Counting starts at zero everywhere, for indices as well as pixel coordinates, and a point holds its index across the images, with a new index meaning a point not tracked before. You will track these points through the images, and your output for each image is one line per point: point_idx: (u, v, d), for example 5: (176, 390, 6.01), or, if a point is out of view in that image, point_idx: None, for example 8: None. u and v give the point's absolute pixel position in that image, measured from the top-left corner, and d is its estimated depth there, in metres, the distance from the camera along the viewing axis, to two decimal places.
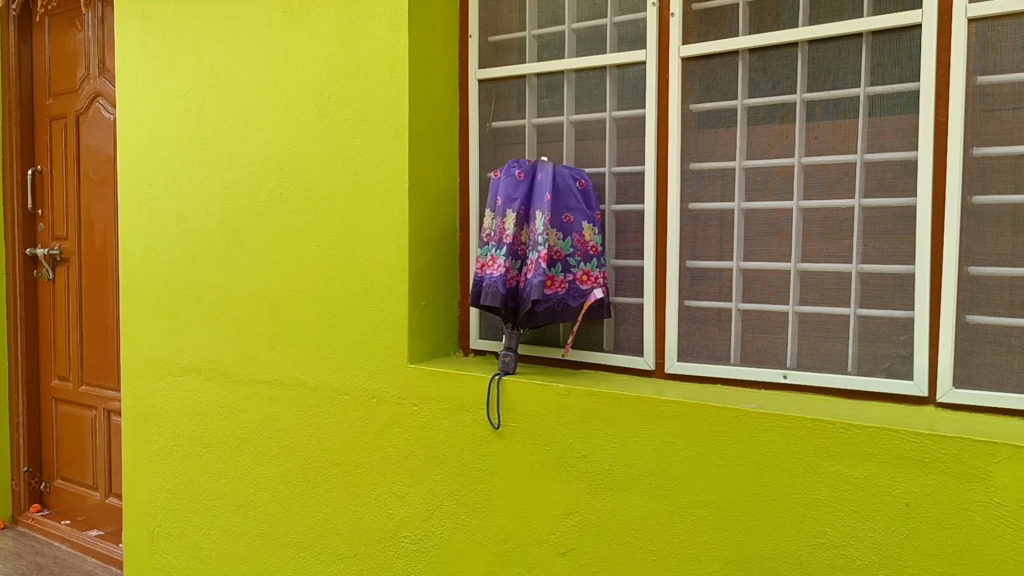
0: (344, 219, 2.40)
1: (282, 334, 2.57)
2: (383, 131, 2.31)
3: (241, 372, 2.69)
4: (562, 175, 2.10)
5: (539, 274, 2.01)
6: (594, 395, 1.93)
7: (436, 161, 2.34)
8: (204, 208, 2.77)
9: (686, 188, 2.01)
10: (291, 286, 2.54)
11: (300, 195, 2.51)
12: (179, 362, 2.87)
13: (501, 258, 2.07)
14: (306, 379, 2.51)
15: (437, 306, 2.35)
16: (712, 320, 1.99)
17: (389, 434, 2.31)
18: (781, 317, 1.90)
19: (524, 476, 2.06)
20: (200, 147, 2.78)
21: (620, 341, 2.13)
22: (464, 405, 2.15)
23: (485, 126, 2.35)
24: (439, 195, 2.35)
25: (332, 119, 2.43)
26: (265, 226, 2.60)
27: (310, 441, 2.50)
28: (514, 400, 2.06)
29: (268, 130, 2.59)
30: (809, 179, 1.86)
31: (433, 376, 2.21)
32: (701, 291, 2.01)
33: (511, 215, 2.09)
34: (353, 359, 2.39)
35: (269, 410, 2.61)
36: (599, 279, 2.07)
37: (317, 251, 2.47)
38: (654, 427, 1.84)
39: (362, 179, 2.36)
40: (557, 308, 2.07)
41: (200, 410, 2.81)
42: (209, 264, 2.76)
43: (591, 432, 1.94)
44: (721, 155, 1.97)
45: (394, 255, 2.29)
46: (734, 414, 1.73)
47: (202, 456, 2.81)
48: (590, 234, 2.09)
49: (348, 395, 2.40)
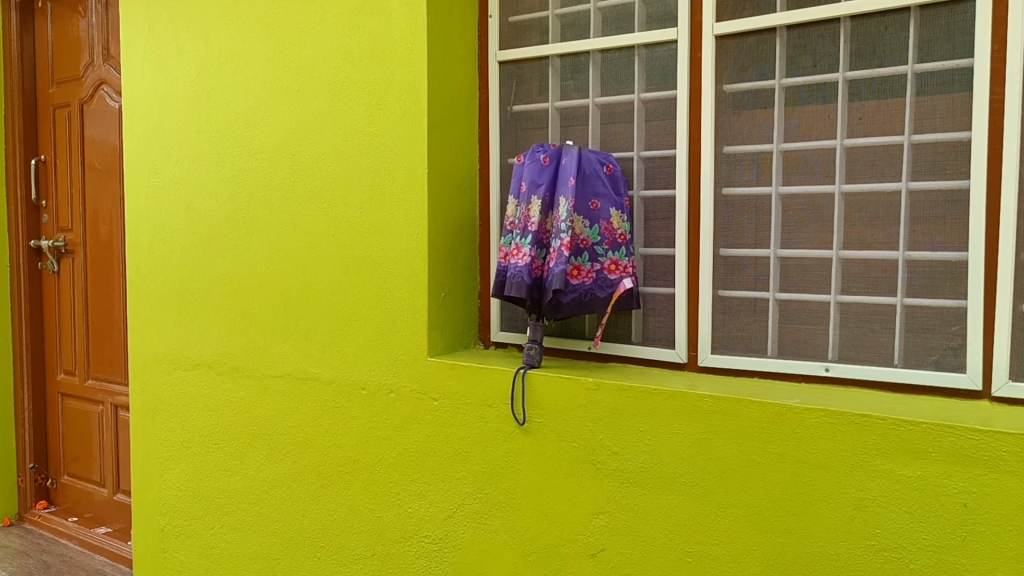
0: (359, 207, 2.31)
1: (295, 328, 2.48)
2: (400, 115, 2.22)
3: (253, 366, 2.61)
4: (588, 159, 2.01)
5: (561, 262, 1.93)
6: (625, 389, 1.85)
7: (455, 147, 2.25)
8: (213, 197, 2.69)
9: (720, 173, 1.93)
10: (304, 278, 2.45)
11: (314, 183, 2.42)
12: (189, 356, 2.79)
13: (526, 247, 1.98)
14: (321, 373, 2.42)
15: (457, 298, 2.26)
16: (748, 311, 1.90)
17: (408, 431, 2.23)
18: (822, 307, 1.81)
19: (550, 474, 1.97)
20: (209, 135, 2.69)
21: (650, 332, 2.04)
22: (487, 401, 2.07)
23: (506, 110, 2.26)
24: (459, 182, 2.26)
25: (346, 104, 2.34)
26: (277, 215, 2.51)
27: (326, 437, 2.42)
28: (540, 396, 1.98)
29: (279, 116, 2.50)
30: (851, 161, 1.77)
31: (454, 369, 2.12)
32: (735, 281, 1.92)
33: (537, 202, 2.00)
34: (369, 353, 2.31)
35: (283, 405, 2.53)
36: (628, 269, 1.98)
37: (331, 241, 2.38)
38: (689, 423, 1.76)
39: (378, 166, 2.27)
40: (585, 298, 1.99)
41: (211, 406, 2.73)
42: (219, 256, 2.68)
43: (622, 429, 1.86)
44: (757, 138, 1.88)
45: (413, 244, 2.20)
46: (776, 409, 1.64)
47: (213, 454, 2.73)
48: (619, 221, 2.00)
49: (365, 390, 2.32)
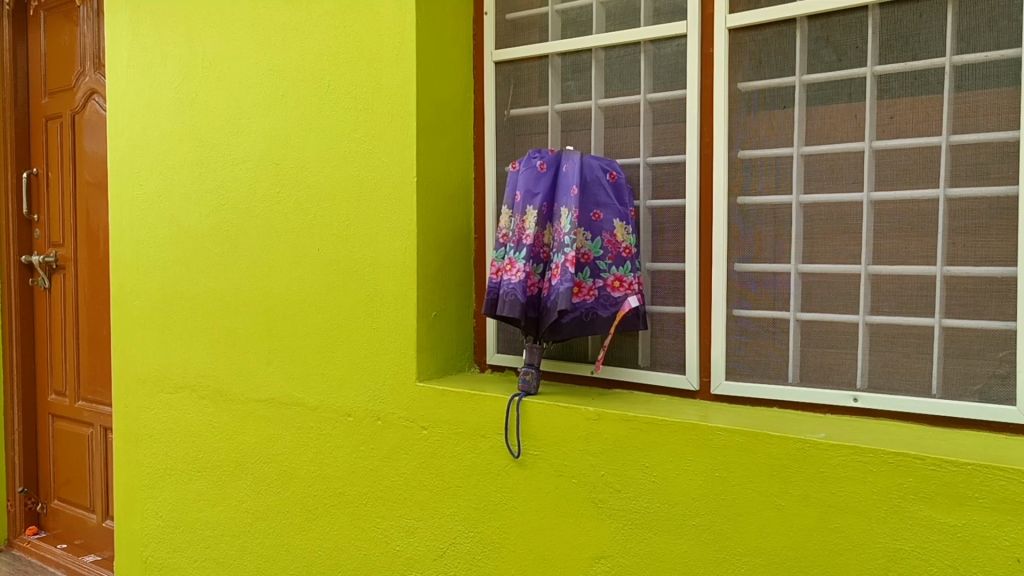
0: (346, 220, 2.15)
1: (280, 349, 2.32)
2: (388, 120, 2.06)
3: (236, 390, 2.44)
4: (590, 166, 1.83)
5: (565, 280, 1.74)
6: (629, 420, 1.66)
7: (448, 154, 2.09)
8: (197, 209, 2.54)
9: (734, 180, 1.74)
10: (289, 296, 2.29)
11: (299, 194, 2.26)
12: (172, 378, 2.63)
13: (521, 262, 1.80)
14: (305, 398, 2.26)
15: (449, 318, 2.09)
16: (766, 333, 1.71)
17: (396, 462, 2.05)
18: (849, 329, 1.62)
19: (548, 513, 1.79)
20: (193, 143, 2.54)
21: (658, 356, 1.85)
22: (480, 431, 1.89)
23: (502, 114, 2.09)
24: (452, 192, 2.09)
25: (332, 109, 2.18)
26: (261, 229, 2.35)
27: (310, 467, 2.25)
28: (536, 426, 1.80)
29: (264, 123, 2.34)
30: (881, 165, 1.58)
31: (444, 396, 1.94)
32: (752, 300, 1.73)
33: (532, 212, 1.82)
34: (356, 377, 2.14)
35: (267, 432, 2.36)
36: (634, 286, 1.80)
37: (317, 256, 2.22)
38: (700, 459, 1.57)
39: (365, 175, 2.11)
40: (586, 318, 1.80)
41: (194, 431, 2.57)
42: (203, 272, 2.52)
43: (626, 464, 1.67)
44: (775, 140, 1.69)
45: (401, 260, 2.03)
46: (798, 445, 1.45)
47: (196, 482, 2.57)
48: (623, 233, 1.82)
49: (351, 417, 2.15)
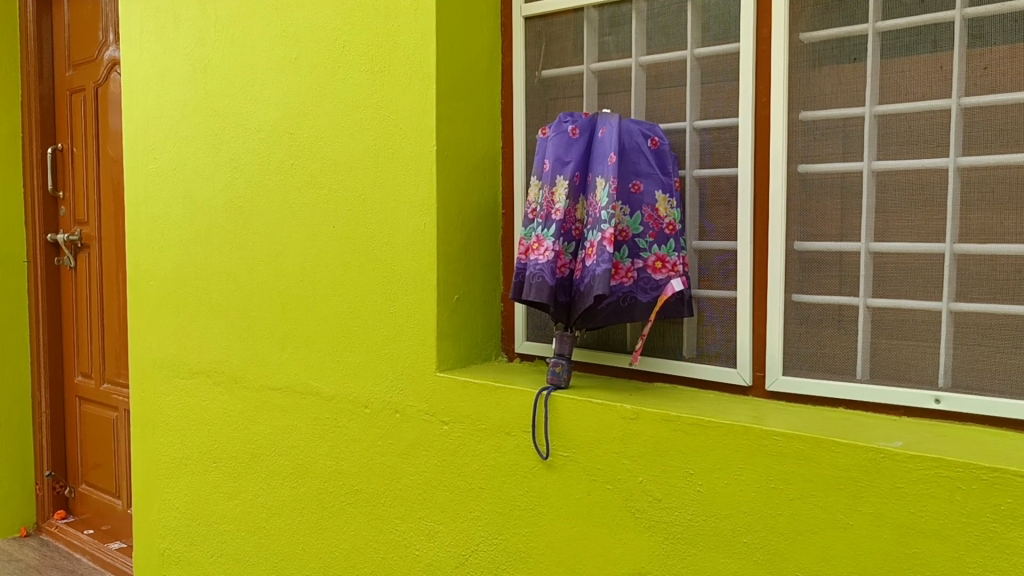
0: (362, 194, 1.96)
1: (295, 335, 2.15)
2: (406, 83, 1.87)
3: (251, 377, 2.29)
4: (629, 131, 1.62)
5: (603, 261, 1.53)
6: (670, 421, 1.46)
7: (472, 121, 1.88)
8: (210, 184, 2.38)
9: (794, 145, 1.51)
10: (304, 277, 2.12)
11: (314, 167, 2.08)
12: (187, 363, 2.48)
13: (549, 240, 1.59)
14: (321, 387, 2.09)
15: (474, 302, 1.90)
16: (830, 321, 1.49)
17: (416, 460, 1.87)
18: (929, 317, 1.40)
19: (579, 522, 1.59)
20: (206, 114, 2.38)
21: (705, 347, 1.63)
22: (505, 428, 1.70)
23: (533, 75, 1.88)
24: (476, 163, 1.89)
25: (348, 73, 1.99)
26: (275, 204, 2.18)
27: (326, 461, 2.09)
28: (567, 424, 1.60)
29: (277, 89, 2.16)
30: (971, 125, 1.34)
31: (467, 388, 1.76)
32: (813, 282, 1.51)
33: (563, 183, 1.61)
34: (373, 366, 1.96)
35: (282, 422, 2.20)
36: (678, 267, 1.59)
37: (332, 234, 2.04)
38: (753, 467, 1.37)
39: (382, 144, 1.92)
40: (622, 305, 1.61)
41: (210, 420, 2.42)
42: (216, 251, 2.37)
43: (666, 470, 1.47)
44: (843, 98, 1.46)
45: (421, 238, 1.85)
46: (870, 456, 1.24)
47: (212, 474, 2.43)
48: (666, 207, 1.61)
49: (368, 409, 1.97)
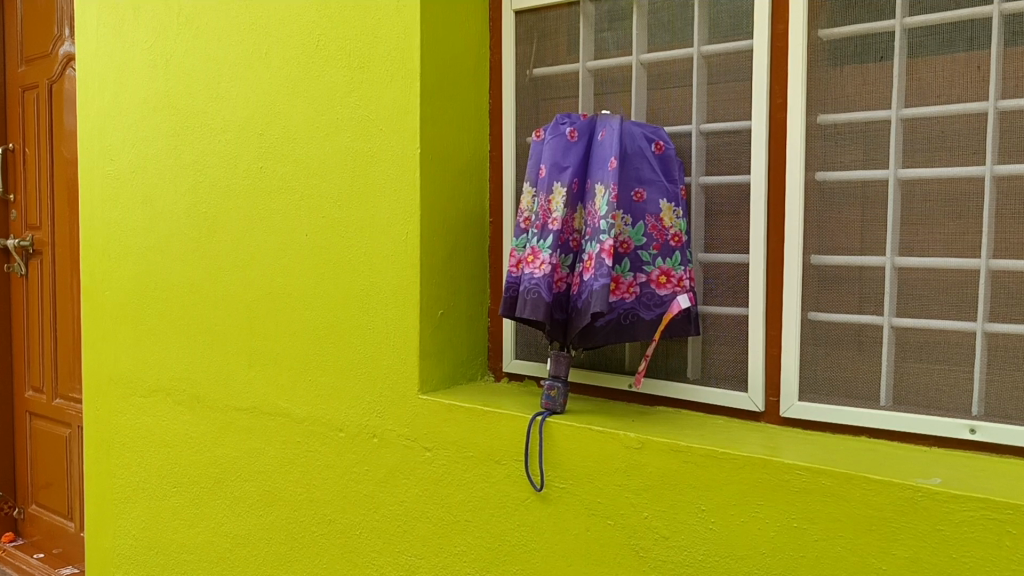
0: (338, 200, 1.82)
1: (263, 351, 2.00)
2: (387, 81, 1.73)
3: (214, 396, 2.12)
4: (631, 134, 1.49)
5: (602, 274, 1.40)
6: (680, 452, 1.33)
7: (458, 122, 1.75)
8: (172, 188, 2.21)
9: (812, 151, 1.39)
10: (273, 289, 1.96)
11: (285, 170, 1.93)
12: (145, 380, 2.31)
13: (546, 252, 1.46)
14: (291, 409, 1.94)
15: (459, 317, 1.76)
16: (850, 342, 1.37)
17: (395, 489, 1.73)
18: (960, 339, 1.28)
19: (576, 560, 1.46)
20: (167, 112, 2.21)
21: (711, 369, 1.51)
22: (494, 456, 1.56)
23: (523, 74, 1.74)
24: (462, 168, 1.76)
25: (323, 69, 1.84)
26: (242, 210, 2.03)
27: (297, 488, 1.93)
28: (563, 453, 1.47)
29: (245, 86, 2.01)
30: (1008, 131, 1.23)
31: (452, 412, 1.62)
32: (831, 299, 1.39)
33: (560, 190, 1.48)
34: (348, 386, 1.81)
35: (248, 445, 2.04)
36: (684, 282, 1.46)
37: (305, 243, 1.89)
38: (773, 505, 1.24)
39: (360, 147, 1.77)
40: (624, 322, 1.48)
41: (170, 441, 2.25)
42: (177, 260, 2.20)
43: (675, 505, 1.34)
44: (867, 100, 1.34)
45: (402, 248, 1.70)
46: (906, 494, 1.12)
47: (171, 500, 2.26)
48: (670, 216, 1.47)
49: (342, 433, 1.82)
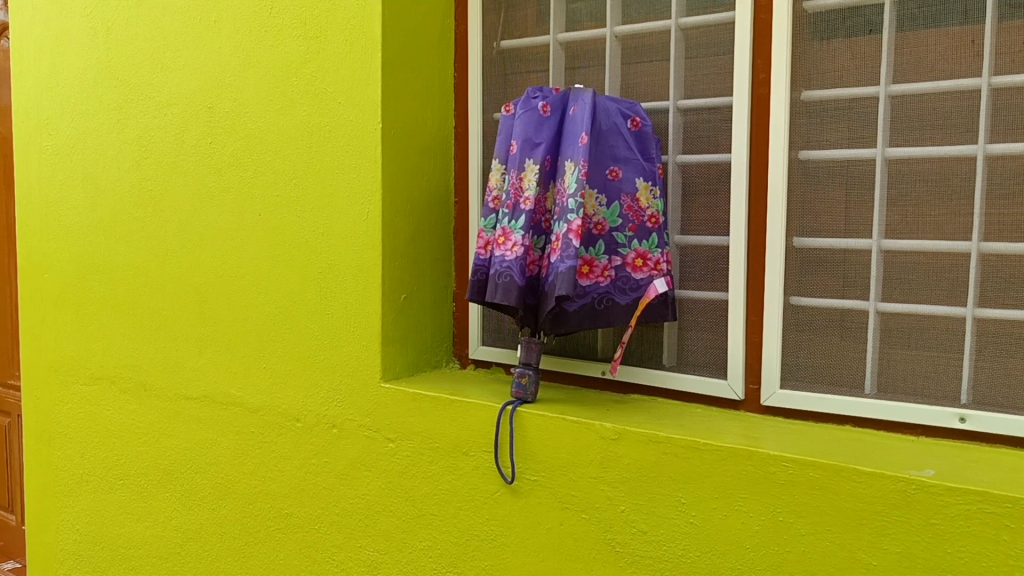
0: (295, 178, 1.72)
1: (214, 338, 1.89)
2: (346, 51, 1.63)
3: (162, 384, 2.01)
4: (605, 109, 1.41)
5: (569, 256, 1.33)
6: (660, 443, 1.27)
7: (422, 95, 1.66)
8: (114, 165, 2.08)
9: (796, 128, 1.33)
10: (225, 272, 1.86)
11: (237, 146, 1.82)
12: (88, 367, 2.19)
13: (517, 233, 1.39)
14: (245, 398, 1.84)
15: (423, 302, 1.67)
16: (834, 328, 1.32)
17: (356, 482, 1.65)
18: (949, 324, 1.24)
19: (548, 556, 1.40)
20: (108, 83, 2.08)
21: (688, 356, 1.45)
22: (462, 447, 1.49)
23: (490, 46, 1.65)
24: (426, 144, 1.67)
25: (277, 38, 1.73)
26: (191, 188, 1.91)
27: (251, 481, 1.84)
28: (535, 444, 1.40)
29: (193, 57, 1.89)
30: (1003, 109, 1.19)
31: (417, 401, 1.54)
32: (814, 283, 1.33)
33: (532, 167, 1.40)
34: (306, 374, 1.72)
35: (199, 436, 1.94)
36: (661, 265, 1.40)
37: (259, 223, 1.78)
38: (758, 498, 1.19)
39: (317, 121, 1.67)
40: (598, 307, 1.41)
41: (115, 432, 2.13)
42: (121, 241, 2.07)
43: (654, 499, 1.28)
44: (855, 76, 1.29)
45: (362, 229, 1.61)
46: (899, 487, 1.07)
47: (117, 493, 2.14)
48: (647, 196, 1.41)
49: (300, 423, 1.73)
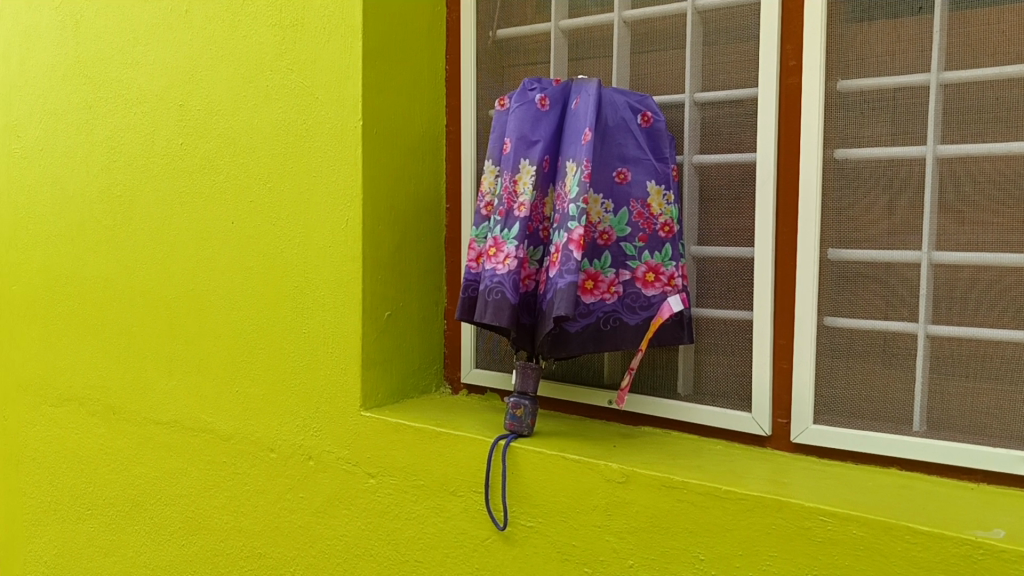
0: (269, 181, 1.55)
1: (185, 357, 1.73)
2: (324, 41, 1.46)
3: (132, 407, 1.85)
4: (612, 102, 1.24)
5: (568, 271, 1.15)
6: (674, 489, 1.09)
7: (409, 90, 1.49)
8: (82, 168, 1.91)
9: (831, 123, 1.15)
10: (196, 285, 1.69)
11: (210, 147, 1.65)
12: (55, 388, 2.02)
13: (511, 244, 1.21)
14: (216, 424, 1.67)
15: (410, 320, 1.50)
16: (876, 353, 1.14)
17: (333, 521, 1.47)
18: (1014, 351, 1.05)
19: None
20: (77, 80, 1.91)
21: (706, 384, 1.27)
22: (449, 486, 1.32)
23: (485, 36, 1.48)
24: (415, 144, 1.50)
25: (252, 28, 1.57)
26: (161, 193, 1.75)
27: (223, 515, 1.67)
28: (530, 486, 1.23)
29: (165, 49, 1.73)
30: None
31: (401, 433, 1.37)
32: (852, 303, 1.15)
33: (528, 168, 1.23)
34: (281, 399, 1.55)
35: (169, 464, 1.77)
36: (675, 281, 1.22)
37: (232, 232, 1.62)
38: (790, 557, 1.01)
39: (293, 119, 1.51)
40: (603, 328, 1.23)
41: (82, 457, 1.97)
42: (89, 251, 1.91)
43: (667, 553, 1.10)
44: (900, 62, 1.11)
45: (341, 238, 1.44)
46: (962, 552, 0.89)
47: (86, 524, 1.98)
48: (659, 201, 1.23)
49: (274, 453, 1.57)
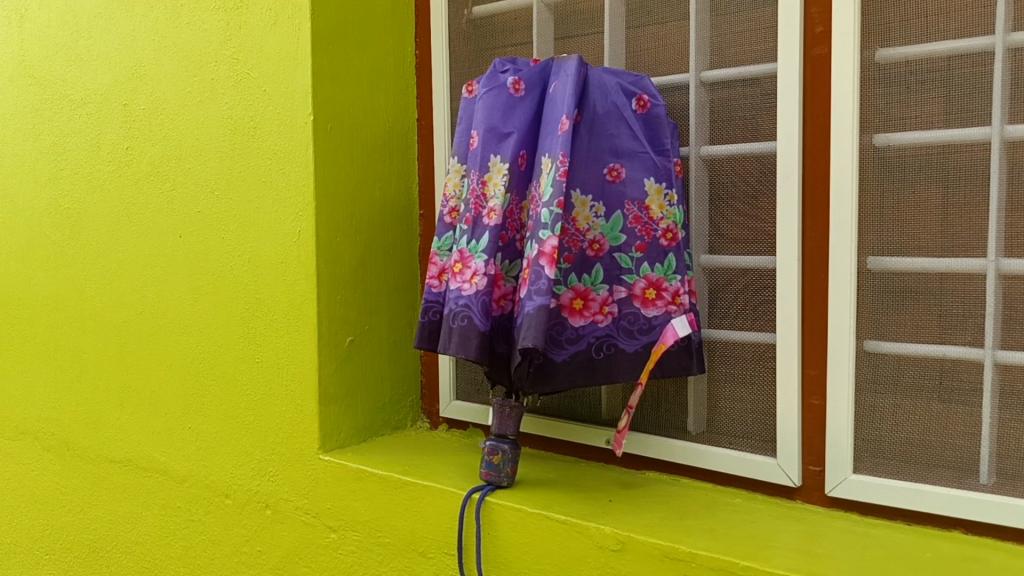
0: (217, 189, 1.36)
1: (137, 388, 1.54)
2: (271, 24, 1.26)
3: (86, 443, 1.66)
4: (601, 83, 1.03)
5: (539, 291, 0.94)
6: (679, 561, 0.87)
7: (371, 79, 1.28)
8: (29, 177, 1.73)
9: (869, 102, 0.93)
10: (147, 308, 1.50)
11: (157, 152, 1.46)
12: (9, 420, 1.83)
13: (479, 259, 1.00)
14: (170, 464, 1.48)
15: (377, 346, 1.30)
16: (931, 386, 0.91)
17: None
18: None
19: None
20: (23, 81, 1.73)
21: (721, 422, 1.05)
22: (417, 546, 1.11)
23: (460, 14, 1.27)
24: (379, 142, 1.29)
25: (197, 15, 1.37)
26: (109, 204, 1.56)
27: (179, 566, 1.48)
28: (509, 550, 1.02)
29: (110, 43, 1.54)
30: None
31: (362, 481, 1.17)
32: (898, 323, 0.93)
33: (500, 167, 1.02)
34: (235, 438, 1.36)
35: (124, 507, 1.58)
36: (681, 298, 1.01)
37: (181, 248, 1.43)
38: None
39: (241, 116, 1.31)
40: (595, 358, 1.01)
41: (37, 496, 1.78)
42: (39, 270, 1.72)
43: None
44: (956, 22, 0.88)
45: (293, 252, 1.25)
46: None
47: (43, 570, 1.79)
48: (659, 202, 1.02)
49: (229, 500, 1.38)
